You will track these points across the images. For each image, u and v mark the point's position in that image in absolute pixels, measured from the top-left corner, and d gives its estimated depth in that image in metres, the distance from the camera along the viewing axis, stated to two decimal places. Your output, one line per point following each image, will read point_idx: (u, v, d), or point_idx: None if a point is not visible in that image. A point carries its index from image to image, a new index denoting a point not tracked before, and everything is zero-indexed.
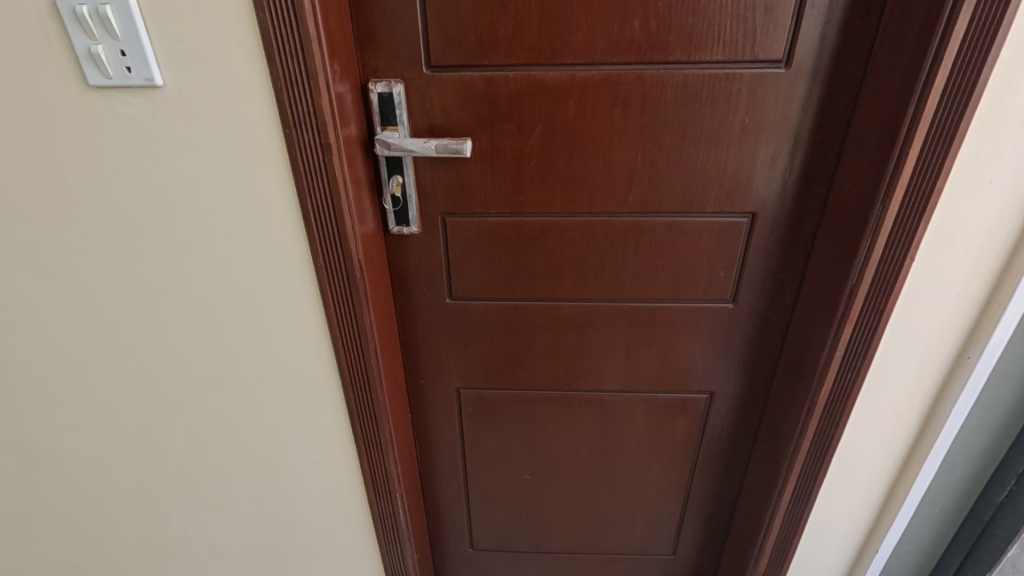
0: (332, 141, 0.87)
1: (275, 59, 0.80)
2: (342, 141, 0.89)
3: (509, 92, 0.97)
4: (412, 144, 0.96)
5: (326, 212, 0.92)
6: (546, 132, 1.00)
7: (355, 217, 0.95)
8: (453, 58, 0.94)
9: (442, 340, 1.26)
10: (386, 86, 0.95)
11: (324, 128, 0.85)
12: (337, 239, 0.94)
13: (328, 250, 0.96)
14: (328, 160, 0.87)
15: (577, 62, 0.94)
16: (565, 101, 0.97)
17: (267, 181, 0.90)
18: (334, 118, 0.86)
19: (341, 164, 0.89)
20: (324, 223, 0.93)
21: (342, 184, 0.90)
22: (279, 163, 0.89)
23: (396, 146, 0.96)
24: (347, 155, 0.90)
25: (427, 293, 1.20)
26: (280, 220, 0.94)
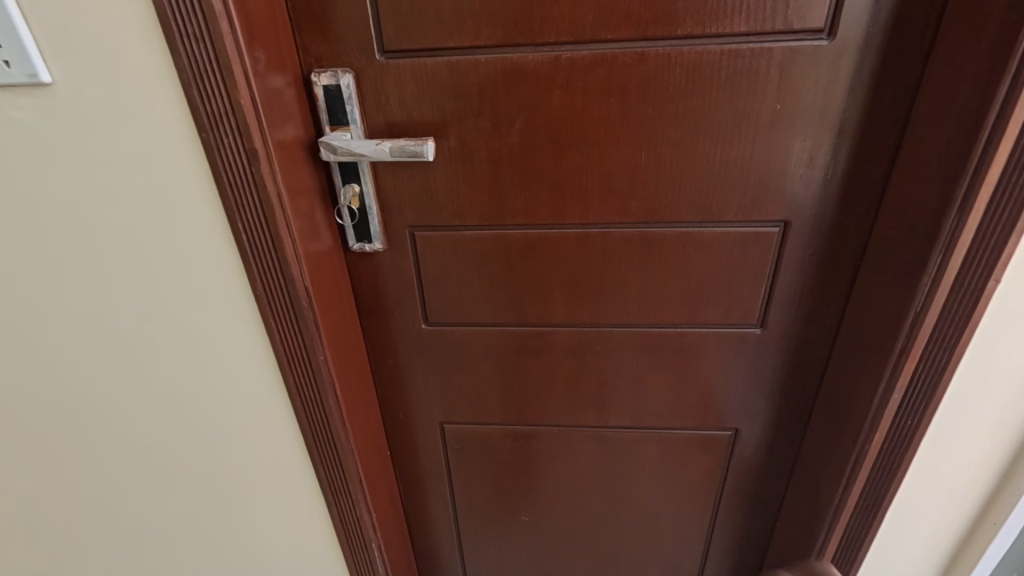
0: (260, 144, 0.71)
1: (181, 48, 0.65)
2: (276, 144, 0.73)
3: (480, 81, 0.79)
4: (363, 147, 0.79)
5: (261, 230, 0.77)
6: (528, 129, 0.82)
7: (298, 236, 0.79)
8: (411, 42, 0.77)
9: (420, 369, 1.10)
10: (332, 77, 0.79)
11: (248, 130, 0.69)
12: (277, 262, 0.79)
13: (269, 273, 0.80)
14: (256, 168, 0.72)
15: (562, 40, 0.76)
16: (549, 90, 0.79)
17: (192, 193, 0.76)
18: (262, 118, 0.70)
19: (274, 171, 0.73)
20: (260, 244, 0.78)
21: (278, 195, 0.75)
22: (201, 174, 0.74)
23: (344, 149, 0.79)
24: (283, 161, 0.75)
25: (400, 317, 1.04)
26: (212, 239, 0.79)
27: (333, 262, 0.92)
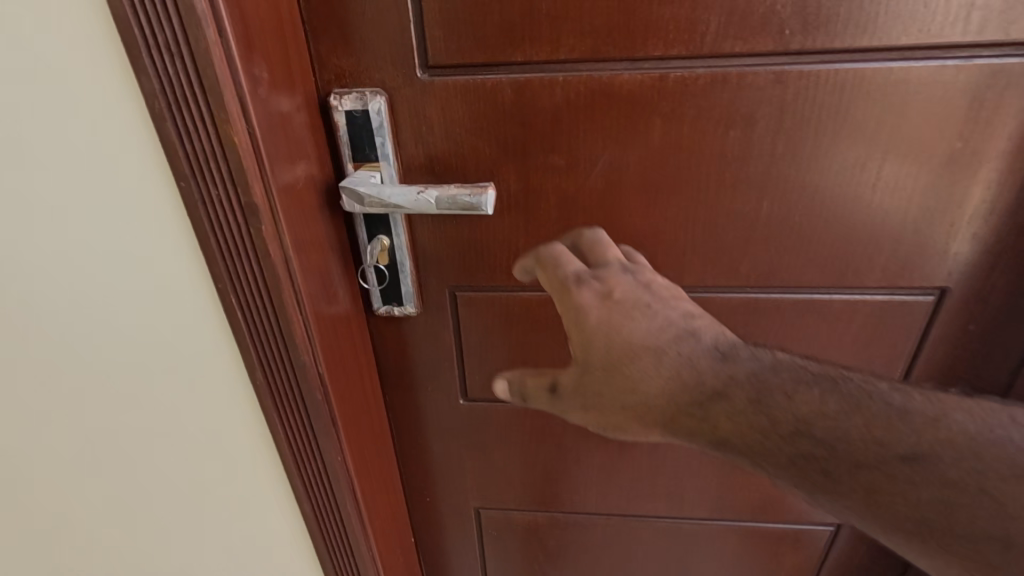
0: (262, 198, 0.51)
1: (148, 65, 0.45)
2: (283, 195, 0.53)
3: (555, 107, 0.59)
4: (399, 196, 0.59)
5: (263, 306, 0.57)
6: (614, 170, 0.62)
7: (312, 313, 0.59)
8: (465, 55, 0.57)
9: (454, 449, 0.90)
10: (359, 100, 0.59)
11: (244, 180, 0.49)
12: (284, 346, 0.59)
13: (273, 358, 0.61)
14: (256, 229, 0.52)
15: (672, 54, 0.56)
16: (649, 120, 0.59)
17: (171, 257, 0.56)
18: (264, 161, 0.50)
19: (282, 232, 0.53)
20: (261, 324, 0.58)
21: (286, 263, 0.55)
22: (178, 231, 0.55)
23: (373, 199, 0.59)
24: (293, 216, 0.55)
25: (432, 391, 0.84)
26: (201, 314, 0.60)
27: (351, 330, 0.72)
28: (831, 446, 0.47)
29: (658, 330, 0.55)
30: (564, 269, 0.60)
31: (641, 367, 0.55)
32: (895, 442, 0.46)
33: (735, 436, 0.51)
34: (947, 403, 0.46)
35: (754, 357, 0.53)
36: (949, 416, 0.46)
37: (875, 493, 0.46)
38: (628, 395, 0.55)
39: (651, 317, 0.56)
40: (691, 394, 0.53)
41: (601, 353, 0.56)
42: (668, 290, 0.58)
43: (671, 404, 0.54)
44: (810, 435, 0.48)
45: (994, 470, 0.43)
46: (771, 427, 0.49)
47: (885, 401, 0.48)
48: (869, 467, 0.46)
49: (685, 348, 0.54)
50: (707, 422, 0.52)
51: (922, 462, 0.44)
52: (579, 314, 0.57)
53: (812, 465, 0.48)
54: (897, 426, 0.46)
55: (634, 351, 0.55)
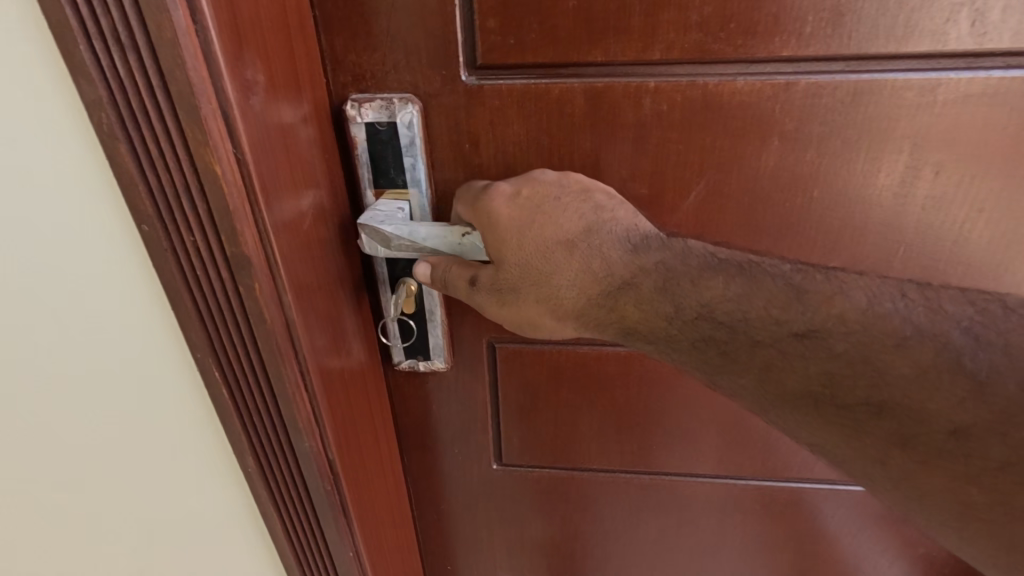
0: (258, 250, 0.36)
1: (91, 66, 0.30)
2: (286, 243, 0.38)
3: (641, 123, 0.45)
4: (437, 238, 0.46)
5: (258, 383, 0.43)
6: (710, 203, 0.49)
7: (321, 392, 0.45)
8: (526, 53, 0.43)
9: (483, 518, 0.76)
10: (384, 109, 0.46)
11: (231, 228, 0.35)
12: (285, 431, 0.46)
13: (273, 444, 0.47)
14: (247, 291, 0.37)
15: (804, 54, 0.42)
16: (762, 141, 0.45)
17: (142, 325, 0.42)
18: (261, 202, 0.35)
19: (283, 293, 0.39)
20: (256, 405, 0.44)
21: (288, 332, 0.40)
22: (141, 283, 0.40)
23: (405, 242, 0.46)
24: (298, 269, 0.40)
25: (460, 454, 0.70)
26: (183, 392, 0.46)
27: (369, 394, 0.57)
28: (732, 327, 0.41)
29: (571, 225, 0.45)
30: (473, 186, 0.47)
31: (552, 261, 0.45)
32: (790, 318, 0.40)
33: (643, 326, 0.44)
34: (843, 279, 0.40)
35: (665, 247, 0.44)
36: (845, 292, 0.39)
37: (771, 370, 0.39)
38: (540, 294, 0.46)
39: (563, 211, 0.45)
40: (602, 285, 0.45)
41: (513, 250, 0.45)
42: (587, 181, 0.46)
43: (583, 299, 0.46)
44: (716, 320, 0.42)
45: (881, 342, 0.37)
46: (677, 316, 0.43)
47: (788, 282, 0.41)
48: (768, 345, 0.40)
49: (599, 240, 0.45)
50: (616, 313, 0.45)
51: (817, 336, 0.39)
52: (489, 216, 0.45)
53: (712, 350, 0.42)
54: (794, 304, 0.40)
55: (549, 243, 0.45)
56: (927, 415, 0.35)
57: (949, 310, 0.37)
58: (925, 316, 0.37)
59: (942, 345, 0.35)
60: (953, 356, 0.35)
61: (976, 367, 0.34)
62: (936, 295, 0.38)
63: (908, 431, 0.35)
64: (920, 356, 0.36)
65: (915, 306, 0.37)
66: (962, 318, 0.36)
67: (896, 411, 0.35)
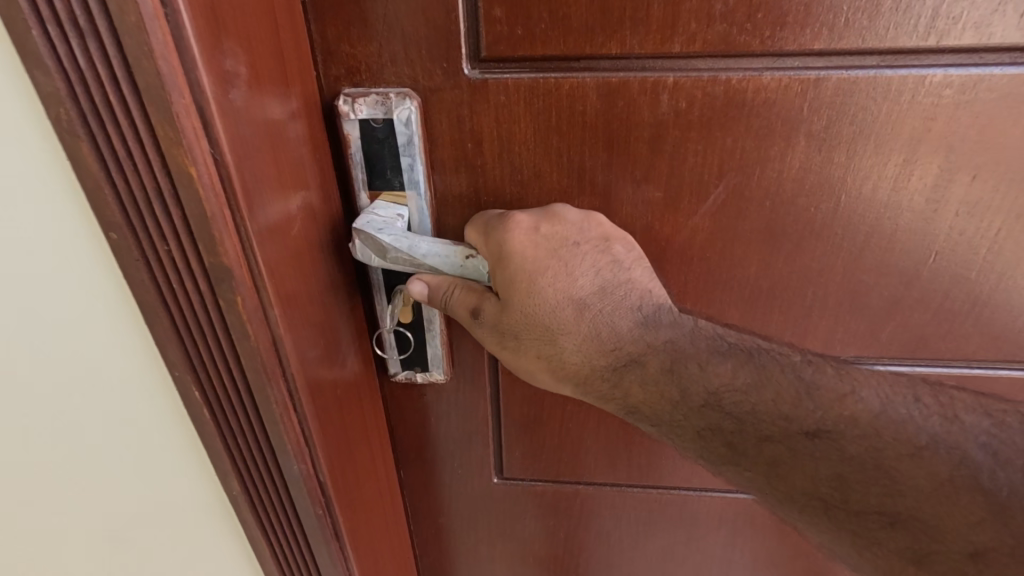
0: (241, 262, 0.33)
1: (45, 54, 0.26)
2: (272, 253, 0.35)
3: (658, 122, 0.42)
4: (437, 256, 0.44)
5: (242, 404, 0.39)
6: (730, 207, 0.46)
7: (312, 413, 0.41)
8: (535, 45, 0.40)
9: (483, 533, 0.73)
10: (380, 105, 0.42)
11: (210, 237, 0.31)
12: (272, 453, 0.42)
13: (260, 467, 0.43)
14: (228, 306, 0.34)
15: (836, 47, 0.38)
16: (787, 141, 0.42)
17: (113, 351, 0.38)
18: (243, 208, 0.31)
19: (269, 308, 0.35)
20: (241, 426, 0.41)
21: (275, 350, 0.37)
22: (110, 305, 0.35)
23: (403, 256, 0.43)
24: (286, 280, 0.37)
25: (459, 468, 0.67)
26: (163, 423, 0.41)
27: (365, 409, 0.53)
28: (741, 419, 0.41)
29: (586, 286, 0.44)
30: (488, 213, 0.45)
31: (561, 322, 0.44)
32: (799, 414, 0.40)
33: (645, 406, 0.43)
34: (855, 376, 0.41)
35: (676, 324, 0.44)
36: (859, 393, 0.40)
37: (779, 466, 0.39)
38: (543, 351, 0.44)
39: (580, 268, 0.43)
40: (609, 356, 0.44)
41: (521, 302, 0.43)
42: (606, 227, 0.44)
43: (585, 365, 0.44)
44: (723, 408, 0.41)
45: (894, 447, 0.38)
46: (683, 401, 0.42)
47: (801, 377, 0.41)
48: (776, 441, 0.40)
49: (610, 314, 0.44)
50: (620, 389, 0.44)
51: (829, 437, 0.39)
52: (503, 250, 0.43)
53: (717, 439, 0.41)
54: (805, 401, 0.40)
55: (558, 305, 0.43)
56: (944, 532, 0.35)
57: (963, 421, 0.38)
58: (939, 426, 0.38)
59: (961, 459, 0.37)
60: (970, 473, 0.36)
61: (993, 485, 0.35)
62: (951, 403, 0.39)
63: (924, 547, 0.35)
64: (937, 466, 0.37)
65: (931, 414, 0.39)
66: (977, 431, 0.38)
67: (914, 524, 0.36)
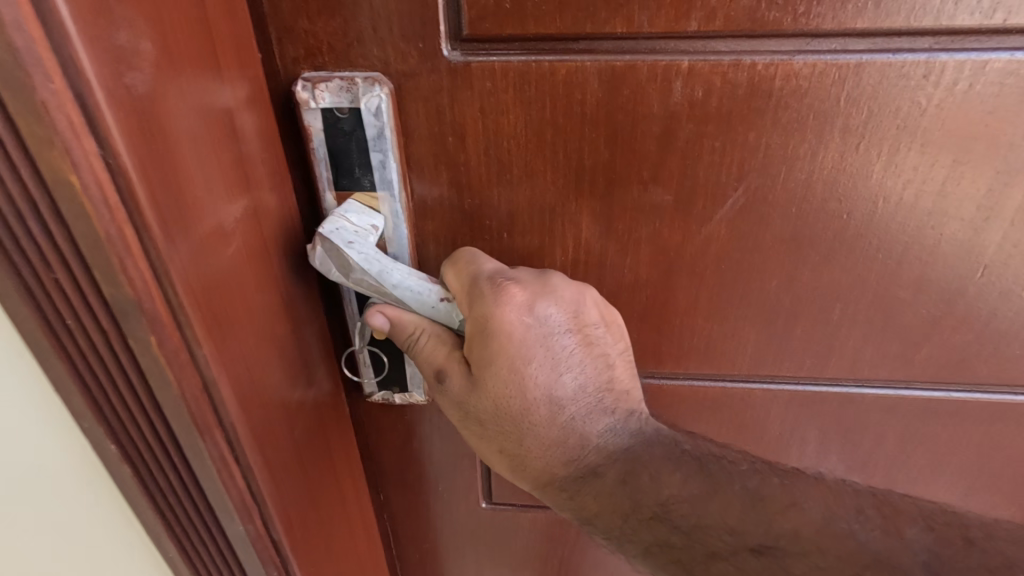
0: (153, 294, 0.27)
1: None
2: (197, 280, 0.29)
3: (670, 114, 0.36)
4: (407, 291, 0.38)
5: (171, 457, 0.33)
6: (750, 214, 0.40)
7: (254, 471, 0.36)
8: (527, 22, 0.34)
9: (469, 560, 0.68)
10: (345, 91, 0.36)
11: (108, 264, 0.25)
12: (209, 508, 0.36)
13: (199, 525, 0.38)
14: (140, 345, 0.28)
15: (882, 27, 0.33)
16: (819, 138, 0.36)
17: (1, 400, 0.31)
18: (150, 227, 0.25)
19: (196, 346, 0.29)
20: (169, 481, 0.35)
21: (207, 395, 0.31)
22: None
23: (371, 283, 0.37)
24: (220, 314, 0.31)
25: (443, 493, 0.61)
26: (74, 479, 0.35)
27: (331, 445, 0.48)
28: (687, 532, 0.37)
29: (569, 385, 0.39)
30: (480, 267, 0.37)
31: (530, 425, 0.39)
32: (748, 529, 0.36)
33: (598, 518, 0.40)
34: (797, 488, 0.37)
35: (640, 433, 0.40)
36: (800, 504, 0.37)
37: None
38: (507, 448, 0.40)
39: (566, 364, 0.39)
40: (569, 464, 0.40)
41: (492, 396, 0.38)
42: (604, 313, 0.39)
43: (545, 471, 0.40)
44: (673, 522, 0.38)
45: (838, 569, 0.33)
46: (634, 512, 0.39)
47: (748, 487, 0.38)
48: (726, 559, 0.36)
49: (586, 420, 0.39)
50: (575, 502, 0.40)
51: (773, 555, 0.35)
52: (491, 329, 0.36)
53: (667, 557, 0.37)
54: (749, 513, 0.37)
55: (529, 405, 0.38)
56: None
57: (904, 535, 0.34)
58: (881, 541, 0.34)
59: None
60: None
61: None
62: (894, 516, 0.35)
63: None
64: None
65: (870, 530, 0.34)
66: (920, 547, 0.33)
67: None
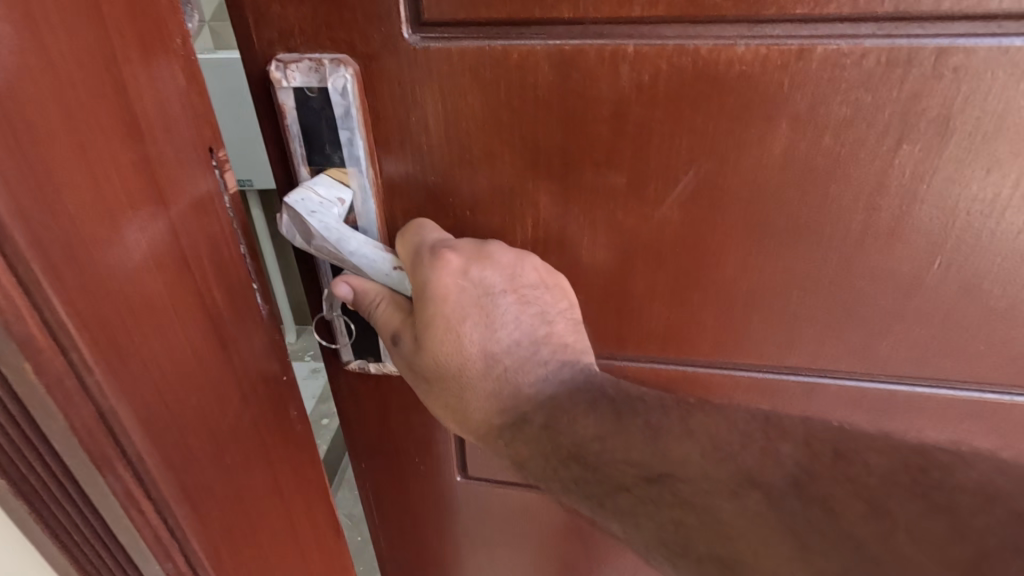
0: (21, 314, 0.27)
1: None
2: (80, 301, 0.29)
3: (619, 98, 0.37)
4: (360, 258, 0.41)
5: (56, 477, 0.33)
6: (702, 198, 0.40)
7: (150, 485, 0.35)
8: (479, 7, 0.36)
9: (448, 529, 0.71)
10: (314, 71, 0.38)
11: None
12: (105, 528, 0.36)
13: (107, 558, 0.38)
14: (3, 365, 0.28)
15: (824, 12, 0.33)
16: (767, 123, 0.37)
17: None
18: (13, 244, 0.25)
19: (74, 355, 0.29)
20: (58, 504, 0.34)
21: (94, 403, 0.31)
22: None
23: (326, 248, 0.41)
24: (110, 323, 0.31)
25: (421, 463, 0.64)
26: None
27: (276, 465, 0.48)
28: (598, 467, 0.40)
29: (503, 340, 0.42)
30: (424, 236, 0.42)
31: (468, 376, 0.42)
32: (647, 460, 0.39)
33: (530, 464, 0.42)
34: (696, 420, 0.39)
35: (571, 382, 0.43)
36: (694, 431, 0.39)
37: (630, 511, 0.39)
38: (450, 400, 0.43)
39: (501, 322, 0.42)
40: (505, 414, 0.43)
41: (432, 350, 0.42)
42: (540, 275, 0.42)
43: (484, 422, 0.43)
44: (586, 461, 0.41)
45: (719, 485, 0.36)
46: (554, 454, 0.42)
47: (648, 424, 0.40)
48: (628, 489, 0.39)
49: (519, 370, 0.43)
50: (508, 449, 0.43)
51: (664, 480, 0.38)
52: (427, 289, 0.40)
53: (581, 490, 0.40)
54: (650, 445, 0.39)
55: (466, 358, 0.42)
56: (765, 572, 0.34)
57: (777, 452, 0.36)
58: (755, 458, 0.36)
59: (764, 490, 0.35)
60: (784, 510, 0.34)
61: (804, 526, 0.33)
62: (776, 436, 0.37)
63: None
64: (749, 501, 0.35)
65: (750, 446, 0.37)
66: (790, 463, 0.35)
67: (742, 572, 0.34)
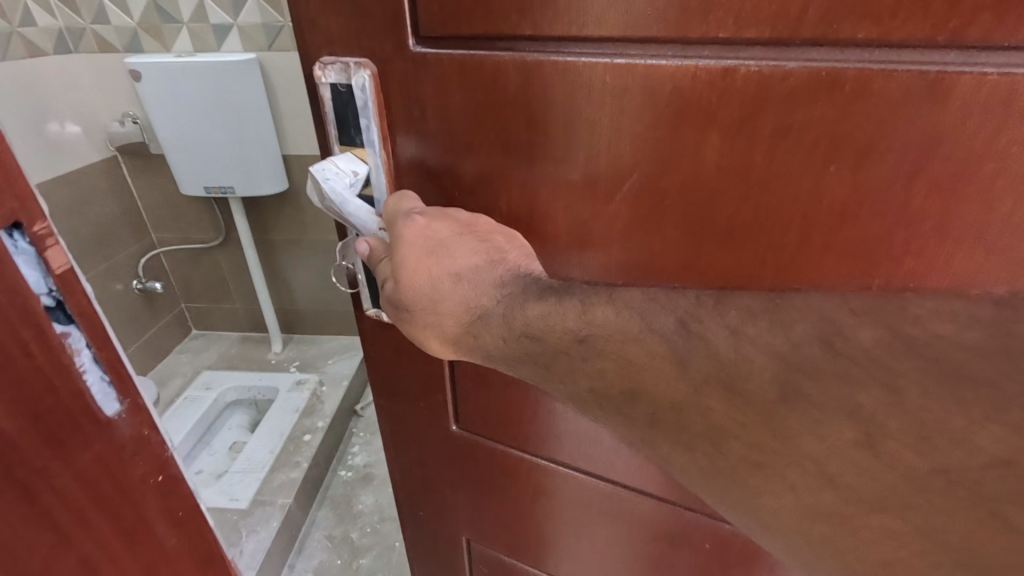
0: None
1: None
2: None
3: (572, 103, 0.43)
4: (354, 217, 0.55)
5: None
6: (647, 199, 0.45)
7: None
8: (462, 24, 0.44)
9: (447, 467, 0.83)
10: (343, 72, 0.50)
11: None
12: None
13: None
14: None
15: (745, 36, 0.36)
16: (700, 133, 0.40)
17: None
18: None
19: None
20: None
21: None
22: None
23: (330, 206, 0.55)
24: None
25: (425, 405, 0.76)
26: None
27: None
28: (540, 338, 0.49)
29: (470, 261, 0.51)
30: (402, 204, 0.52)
31: (442, 289, 0.52)
32: (576, 327, 0.48)
33: (493, 351, 0.52)
34: (621, 295, 0.48)
35: (524, 285, 0.51)
36: (613, 300, 0.48)
37: (563, 368, 0.49)
38: (429, 316, 0.53)
39: (466, 247, 0.51)
40: (475, 316, 0.52)
41: (408, 270, 0.51)
42: (494, 226, 0.52)
43: (458, 324, 0.53)
44: (531, 335, 0.50)
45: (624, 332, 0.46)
46: (511, 335, 0.51)
47: (582, 299, 0.49)
48: (562, 351, 0.48)
49: (484, 279, 0.51)
50: (479, 339, 0.53)
51: (586, 340, 0.47)
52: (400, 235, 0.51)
53: (529, 358, 0.50)
54: (577, 317, 0.48)
55: (439, 274, 0.51)
56: (662, 388, 0.43)
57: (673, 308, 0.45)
58: (662, 317, 0.45)
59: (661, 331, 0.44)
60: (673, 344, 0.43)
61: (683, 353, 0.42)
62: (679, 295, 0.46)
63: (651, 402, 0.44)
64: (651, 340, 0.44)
65: (660, 298, 0.46)
66: (680, 311, 0.45)
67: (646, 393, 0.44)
